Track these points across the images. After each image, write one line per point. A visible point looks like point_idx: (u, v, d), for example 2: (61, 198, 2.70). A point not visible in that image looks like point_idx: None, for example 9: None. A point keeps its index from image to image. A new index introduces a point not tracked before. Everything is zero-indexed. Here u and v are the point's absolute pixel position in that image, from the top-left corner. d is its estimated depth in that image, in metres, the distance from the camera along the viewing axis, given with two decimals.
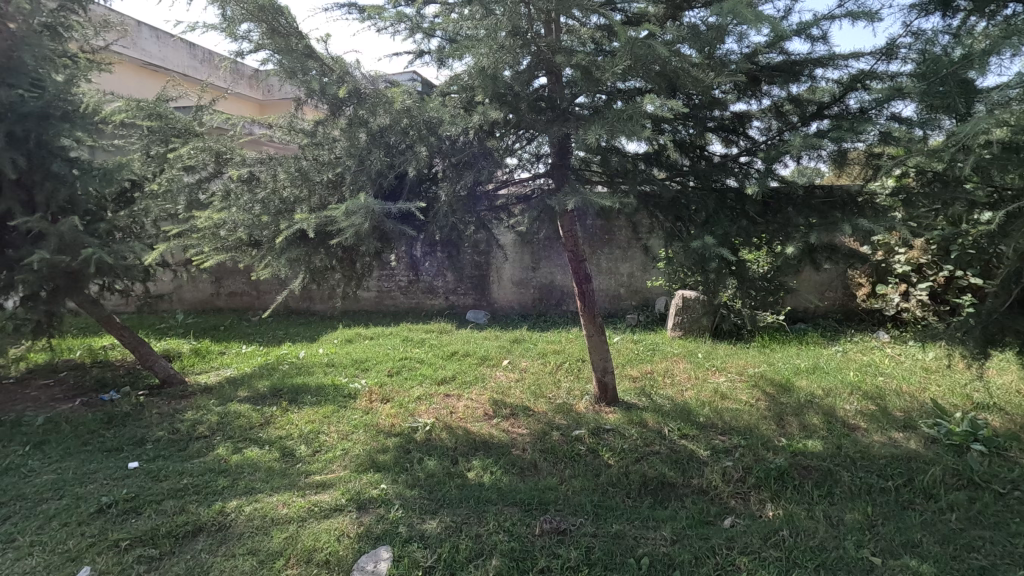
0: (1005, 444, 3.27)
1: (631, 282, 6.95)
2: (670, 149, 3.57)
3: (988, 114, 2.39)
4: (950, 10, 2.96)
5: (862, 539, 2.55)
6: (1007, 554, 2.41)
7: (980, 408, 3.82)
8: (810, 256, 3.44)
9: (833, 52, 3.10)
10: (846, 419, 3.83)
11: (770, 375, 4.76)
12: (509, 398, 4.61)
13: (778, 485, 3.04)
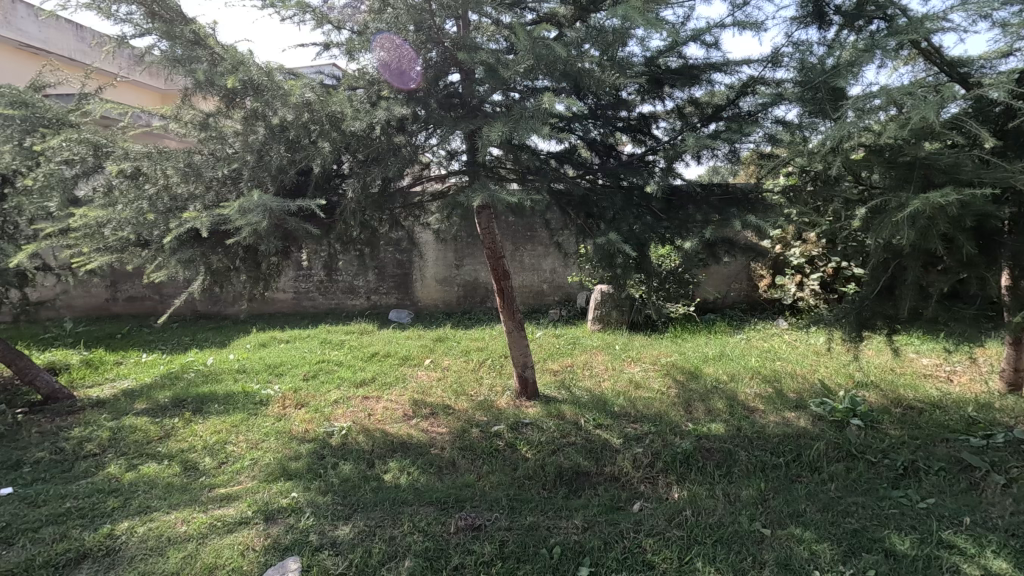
0: (878, 418, 3.62)
1: (553, 278, 7.08)
2: (581, 148, 3.67)
3: (854, 120, 2.63)
4: (825, 23, 3.24)
5: (754, 513, 2.74)
6: (875, 516, 2.68)
7: (860, 385, 4.23)
8: (710, 249, 3.66)
9: (727, 58, 3.29)
10: (745, 402, 4.11)
11: (681, 363, 5.02)
12: (430, 397, 4.57)
13: (684, 467, 3.22)
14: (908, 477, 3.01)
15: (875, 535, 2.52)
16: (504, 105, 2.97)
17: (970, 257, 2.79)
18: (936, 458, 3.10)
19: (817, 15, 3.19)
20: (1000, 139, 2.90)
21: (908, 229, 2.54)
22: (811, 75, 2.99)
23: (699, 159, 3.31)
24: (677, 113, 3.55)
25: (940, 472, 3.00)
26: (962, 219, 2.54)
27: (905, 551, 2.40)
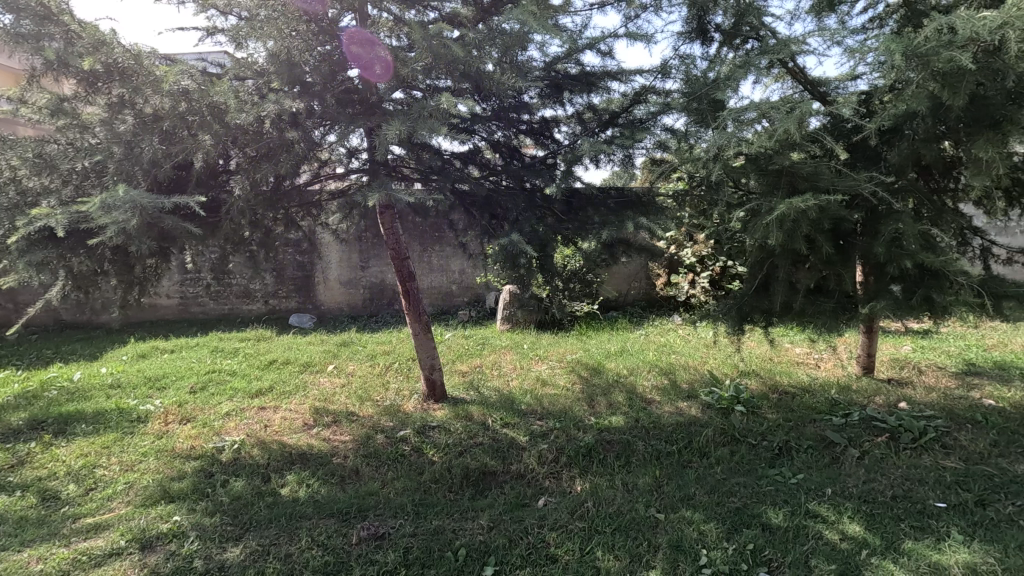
0: (758, 403, 3.97)
1: (462, 279, 7.07)
2: (485, 149, 3.68)
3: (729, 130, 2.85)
4: (707, 39, 3.49)
5: (650, 500, 2.89)
6: (754, 493, 2.92)
7: (743, 374, 4.62)
8: (608, 249, 3.81)
9: (621, 67, 3.45)
10: (643, 394, 4.34)
11: (585, 360, 5.20)
12: (333, 404, 4.39)
13: (586, 460, 3.33)
14: (782, 456, 3.32)
15: (754, 511, 2.75)
16: (404, 103, 2.91)
17: (828, 256, 3.14)
18: (805, 437, 3.45)
19: (699, 32, 3.43)
20: (850, 152, 3.28)
21: (776, 231, 2.81)
22: (696, 87, 3.20)
23: (596, 162, 3.43)
24: (577, 118, 3.66)
25: (808, 449, 3.33)
26: (821, 222, 2.85)
27: (778, 524, 2.64)
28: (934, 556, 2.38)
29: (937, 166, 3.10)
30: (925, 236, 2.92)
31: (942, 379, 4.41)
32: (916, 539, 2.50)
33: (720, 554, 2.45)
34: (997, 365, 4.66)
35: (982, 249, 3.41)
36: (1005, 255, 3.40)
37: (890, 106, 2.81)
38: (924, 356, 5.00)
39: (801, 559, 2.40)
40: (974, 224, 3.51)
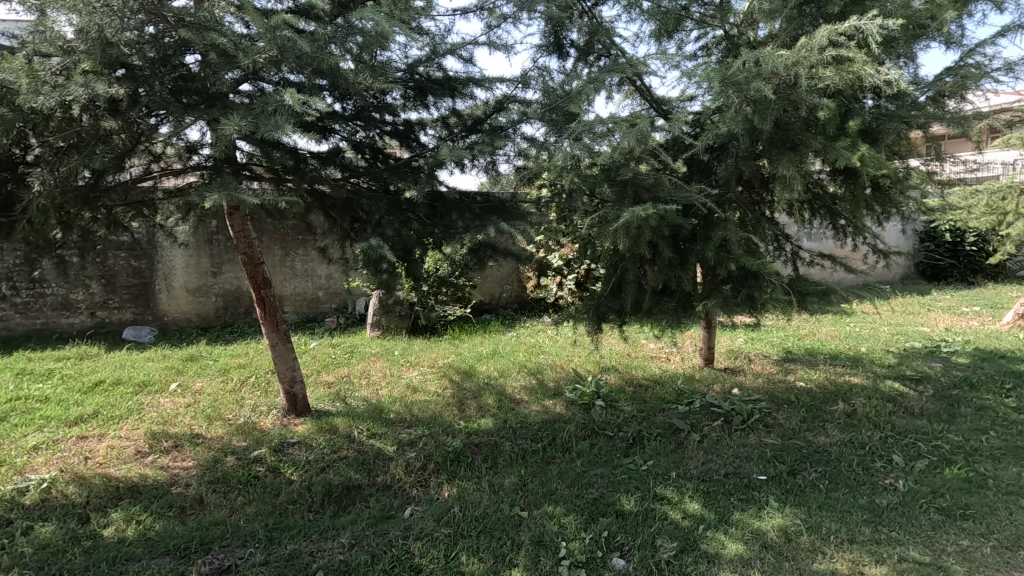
0: (616, 397, 4.25)
1: (329, 284, 6.72)
2: (346, 150, 3.53)
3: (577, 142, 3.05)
4: (564, 54, 3.67)
5: (515, 499, 2.96)
6: (610, 483, 3.11)
7: (604, 370, 4.93)
8: (474, 253, 3.84)
9: (484, 74, 3.49)
10: (512, 395, 4.45)
11: (457, 363, 5.20)
12: (174, 427, 3.92)
13: (454, 466, 3.33)
14: (636, 445, 3.58)
15: (609, 500, 2.93)
16: (249, 97, 2.69)
17: (669, 258, 3.45)
18: (655, 426, 3.76)
19: (556, 46, 3.59)
20: (688, 165, 3.64)
21: (623, 237, 3.03)
22: (553, 99, 3.35)
23: (459, 166, 3.43)
24: (442, 122, 3.65)
25: (657, 436, 3.63)
26: (661, 229, 3.13)
27: (630, 509, 2.83)
28: (756, 523, 2.71)
29: (755, 181, 3.54)
30: (746, 242, 3.33)
31: (766, 366, 5.07)
32: (743, 510, 2.83)
33: (578, 544, 2.57)
34: (807, 352, 5.46)
35: (792, 252, 3.97)
36: (808, 258, 3.98)
37: (716, 126, 3.16)
38: (753, 346, 5.71)
39: (649, 540, 2.60)
40: (786, 231, 4.07)
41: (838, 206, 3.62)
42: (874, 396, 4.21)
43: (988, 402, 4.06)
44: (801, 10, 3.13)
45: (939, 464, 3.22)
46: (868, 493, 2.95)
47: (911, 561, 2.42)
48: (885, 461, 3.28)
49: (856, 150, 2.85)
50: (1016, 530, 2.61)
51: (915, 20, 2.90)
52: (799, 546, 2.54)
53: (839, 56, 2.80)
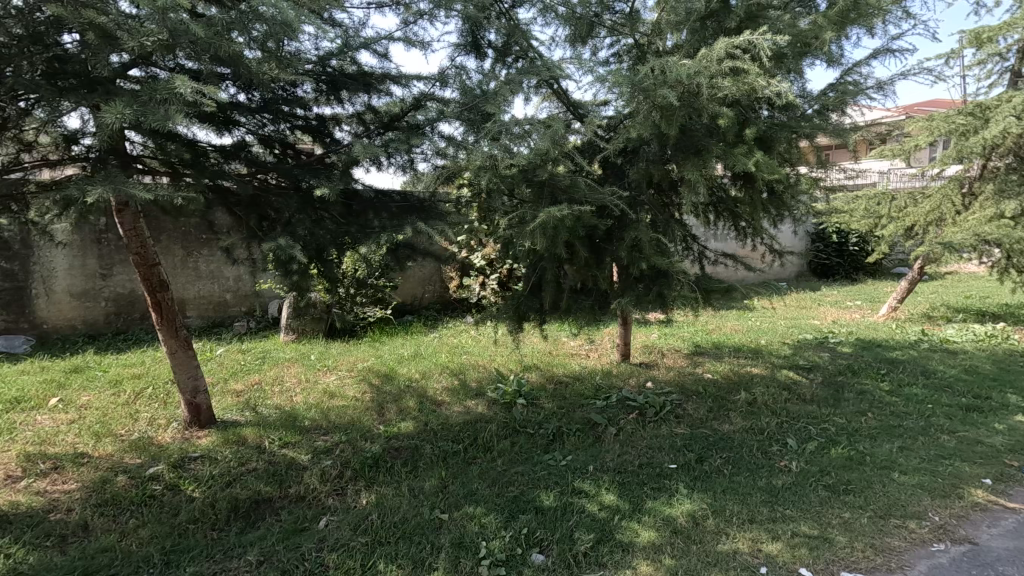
0: (537, 395, 4.31)
1: (238, 287, 6.33)
2: (253, 144, 3.34)
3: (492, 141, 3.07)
4: (482, 54, 3.68)
5: (435, 501, 2.92)
6: (530, 480, 3.16)
7: (525, 369, 5.00)
8: (392, 253, 3.76)
9: (401, 71, 3.43)
10: (434, 397, 4.41)
11: (377, 366, 5.06)
12: (53, 447, 3.52)
13: (373, 471, 3.24)
14: (555, 441, 3.66)
15: (529, 497, 2.96)
16: (139, 83, 2.49)
17: (585, 258, 3.56)
18: (574, 422, 3.86)
19: (474, 46, 3.59)
20: (602, 168, 3.77)
21: (540, 237, 3.09)
22: (470, 98, 3.36)
23: (374, 164, 3.35)
24: (357, 119, 3.53)
25: (576, 431, 3.73)
26: (576, 229, 3.22)
27: (549, 505, 2.88)
28: (667, 510, 2.84)
29: (664, 184, 3.73)
30: (656, 242, 3.50)
31: (677, 360, 5.35)
32: (655, 498, 2.96)
33: (498, 543, 2.58)
34: (714, 345, 5.82)
35: (699, 252, 4.21)
36: (713, 257, 4.25)
37: (627, 131, 3.30)
38: (666, 341, 6.01)
39: (567, 534, 2.66)
40: (693, 232, 4.31)
41: (738, 208, 3.89)
42: (771, 385, 4.56)
43: (866, 386, 4.52)
44: (703, 23, 3.33)
45: (825, 445, 3.54)
46: (766, 475, 3.18)
47: (802, 535, 2.63)
48: (781, 444, 3.56)
49: (752, 156, 3.08)
50: (888, 500, 2.91)
51: (800, 39, 3.17)
52: (706, 529, 2.70)
53: (735, 68, 3.01)
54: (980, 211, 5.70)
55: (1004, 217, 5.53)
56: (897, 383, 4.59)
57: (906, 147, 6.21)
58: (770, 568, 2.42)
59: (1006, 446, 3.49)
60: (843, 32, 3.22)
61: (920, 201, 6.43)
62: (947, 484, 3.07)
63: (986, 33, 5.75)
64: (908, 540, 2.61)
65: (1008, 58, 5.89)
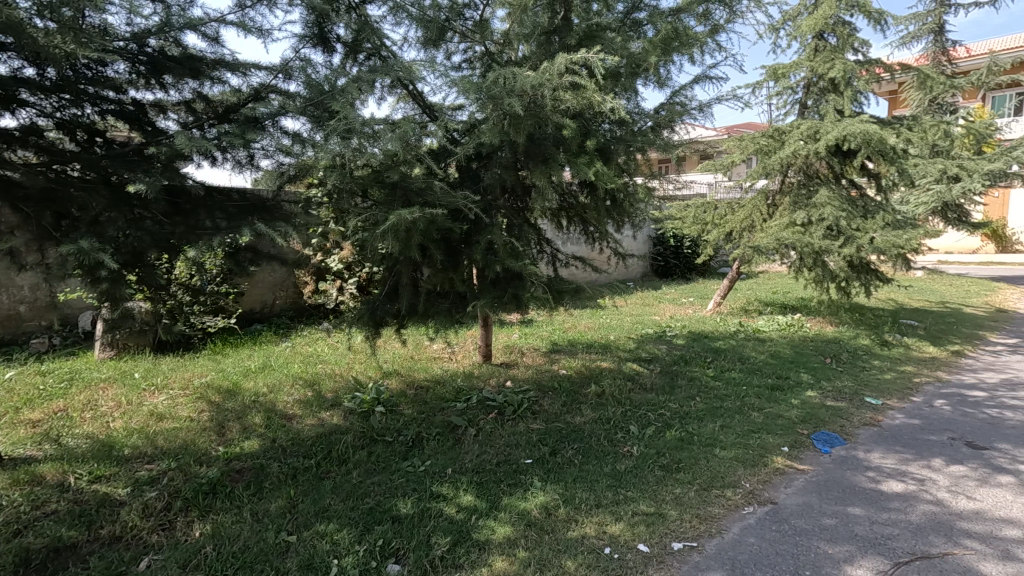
0: (396, 401, 4.23)
1: (36, 298, 5.34)
2: (49, 129, 2.84)
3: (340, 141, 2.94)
4: (330, 48, 3.51)
5: (282, 524, 2.72)
6: (386, 489, 3.07)
7: (385, 375, 4.87)
8: (231, 258, 3.42)
9: (237, 58, 3.15)
10: (284, 411, 4.11)
11: (217, 382, 4.58)
12: None
13: (208, 499, 2.92)
14: (414, 447, 3.61)
15: (385, 507, 2.88)
16: None
17: (441, 261, 3.56)
18: (434, 426, 3.84)
19: (320, 38, 3.41)
20: (457, 171, 3.80)
21: (392, 240, 3.03)
22: (317, 95, 3.19)
23: (205, 158, 3.02)
24: (186, 107, 3.16)
25: (436, 435, 3.72)
26: (430, 232, 3.21)
27: (405, 513, 2.83)
28: (521, 505, 2.94)
29: (517, 189, 3.85)
30: (508, 245, 3.62)
31: (535, 358, 5.58)
32: (510, 494, 3.05)
33: (351, 559, 2.47)
34: (569, 343, 6.17)
35: (551, 254, 4.43)
36: (564, 260, 4.49)
37: (479, 136, 3.36)
38: (525, 340, 6.24)
39: (423, 540, 2.62)
40: (547, 236, 4.52)
41: (585, 214, 4.16)
42: (617, 377, 4.95)
43: (695, 374, 5.09)
44: (547, 39, 3.53)
45: (661, 428, 3.92)
46: (611, 461, 3.44)
47: (640, 514, 2.88)
48: (625, 431, 3.86)
49: (592, 166, 3.31)
50: (711, 474, 3.30)
51: (632, 61, 3.48)
52: (557, 518, 2.84)
53: (575, 83, 3.22)
54: (780, 219, 6.74)
55: (797, 224, 6.59)
56: (720, 369, 5.25)
57: (724, 163, 7.14)
58: (612, 548, 2.61)
59: (799, 418, 4.15)
60: (668, 58, 3.60)
61: (737, 210, 7.43)
62: (755, 454, 3.57)
63: (781, 69, 6.80)
64: (725, 507, 2.99)
65: (798, 92, 7.03)
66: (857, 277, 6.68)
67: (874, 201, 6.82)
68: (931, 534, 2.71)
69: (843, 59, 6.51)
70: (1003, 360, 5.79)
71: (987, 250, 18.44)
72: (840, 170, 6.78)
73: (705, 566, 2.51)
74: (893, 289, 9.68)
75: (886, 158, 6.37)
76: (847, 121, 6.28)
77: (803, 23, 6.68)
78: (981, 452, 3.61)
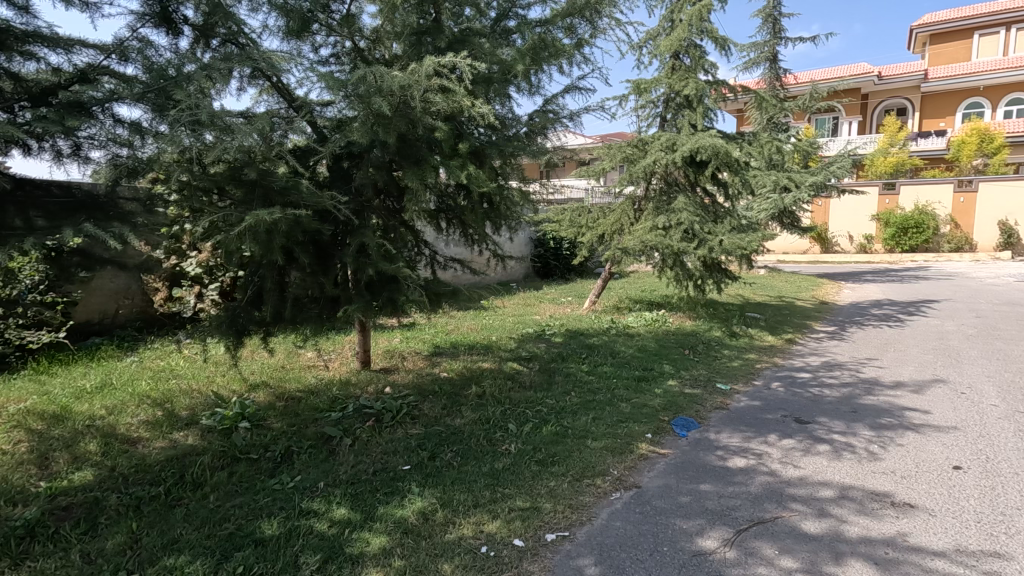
0: (263, 415, 3.94)
1: None
2: None
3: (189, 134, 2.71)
4: (176, 31, 3.19)
5: (121, 562, 2.41)
6: (249, 511, 2.85)
7: (252, 388, 4.51)
8: (52, 263, 2.97)
9: (57, 32, 2.75)
10: (127, 434, 3.64)
11: (41, 407, 3.94)
12: None
13: (24, 544, 2.51)
14: (283, 463, 3.38)
15: (247, 530, 2.67)
16: None
17: (309, 264, 3.39)
18: (306, 438, 3.64)
19: (163, 18, 3.09)
20: (325, 170, 3.62)
21: (251, 242, 2.82)
22: (159, 80, 2.90)
23: (13, 146, 2.60)
24: None
25: (307, 449, 3.52)
26: (294, 233, 3.02)
27: (271, 534, 2.65)
28: (398, 513, 2.87)
29: (391, 190, 3.76)
30: (382, 247, 3.53)
31: (417, 362, 5.50)
32: (386, 503, 2.97)
33: None
34: (451, 344, 6.16)
35: (430, 257, 4.40)
36: (443, 262, 4.49)
37: (347, 134, 3.23)
38: (406, 344, 6.13)
39: (291, 561, 2.47)
40: (425, 238, 4.47)
41: (462, 216, 4.18)
42: (498, 376, 5.04)
43: (571, 369, 5.34)
44: (418, 39, 3.49)
45: (539, 424, 4.05)
46: (490, 460, 3.49)
47: (517, 509, 2.96)
48: (504, 430, 3.94)
49: (465, 169, 3.34)
50: (583, 464, 3.48)
51: (502, 67, 3.56)
52: (435, 523, 2.81)
53: (445, 86, 3.23)
54: (646, 222, 7.29)
55: (660, 228, 7.17)
56: (593, 364, 5.55)
57: (596, 169, 7.57)
58: (488, 546, 2.65)
59: (661, 406, 4.51)
60: (536, 67, 3.73)
61: (607, 213, 7.93)
62: (623, 443, 3.82)
63: (644, 84, 7.35)
64: (595, 495, 3.16)
65: (659, 106, 7.65)
66: (711, 275, 7.42)
67: (724, 207, 7.62)
68: (766, 501, 3.08)
69: (695, 78, 7.20)
70: (824, 345, 6.75)
71: (814, 251, 21.43)
72: (694, 179, 7.48)
73: (576, 553, 2.63)
74: (741, 286, 10.89)
75: (731, 169, 7.15)
76: (699, 135, 6.96)
77: (662, 43, 7.28)
78: (806, 426, 4.18)
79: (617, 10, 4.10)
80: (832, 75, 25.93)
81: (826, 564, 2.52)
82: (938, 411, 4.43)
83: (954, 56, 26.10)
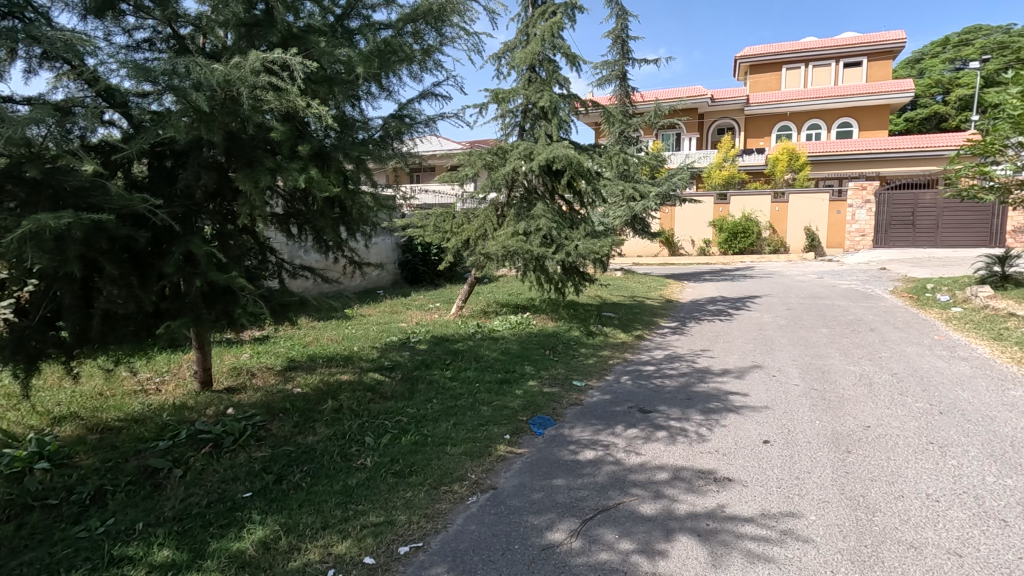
0: (69, 452, 3.41)
1: None
2: None
3: None
4: None
5: None
6: (42, 568, 2.43)
7: (56, 422, 3.87)
8: None
9: None
10: None
11: None
12: None
13: None
14: (91, 506, 2.93)
15: None
16: None
17: (121, 276, 2.98)
18: (125, 474, 3.19)
19: None
20: (140, 171, 3.22)
21: (34, 251, 2.41)
22: None
23: None
24: None
25: (125, 487, 3.08)
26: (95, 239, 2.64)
27: None
28: (235, 546, 2.63)
29: (221, 192, 3.44)
30: (212, 255, 3.23)
31: (267, 378, 5.11)
32: (220, 537, 2.70)
33: None
34: (309, 357, 5.81)
35: (276, 265, 4.09)
36: (292, 270, 4.21)
37: (163, 129, 2.91)
38: (256, 360, 5.66)
39: None
40: (269, 245, 4.16)
41: (309, 221, 3.94)
42: (357, 389, 4.84)
43: (435, 376, 5.29)
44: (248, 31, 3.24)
45: (398, 435, 3.96)
46: (343, 477, 3.33)
47: (369, 525, 2.85)
48: (360, 444, 3.78)
49: (304, 172, 3.16)
50: (441, 471, 3.46)
51: (346, 67, 3.44)
52: (277, 551, 2.61)
53: (277, 84, 3.06)
54: (507, 227, 7.50)
55: (521, 233, 7.40)
56: (457, 369, 5.56)
57: (458, 176, 7.64)
58: (336, 569, 2.52)
59: (521, 407, 4.64)
60: (383, 69, 3.66)
61: (471, 219, 8.02)
62: (482, 446, 3.87)
63: (502, 94, 7.55)
64: (452, 501, 3.16)
65: (518, 116, 7.91)
66: (569, 278, 7.83)
67: (580, 213, 8.07)
68: (610, 489, 3.30)
69: (550, 91, 7.57)
70: (667, 340, 7.43)
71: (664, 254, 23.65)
72: (552, 187, 7.86)
73: (429, 563, 2.60)
74: (599, 288, 11.63)
75: (585, 178, 7.62)
76: (554, 145, 7.31)
77: (518, 55, 7.55)
78: (648, 415, 4.56)
79: (466, 20, 4.17)
80: (674, 96, 28.80)
81: (658, 541, 2.76)
82: (755, 393, 5.09)
83: (769, 85, 30.35)
